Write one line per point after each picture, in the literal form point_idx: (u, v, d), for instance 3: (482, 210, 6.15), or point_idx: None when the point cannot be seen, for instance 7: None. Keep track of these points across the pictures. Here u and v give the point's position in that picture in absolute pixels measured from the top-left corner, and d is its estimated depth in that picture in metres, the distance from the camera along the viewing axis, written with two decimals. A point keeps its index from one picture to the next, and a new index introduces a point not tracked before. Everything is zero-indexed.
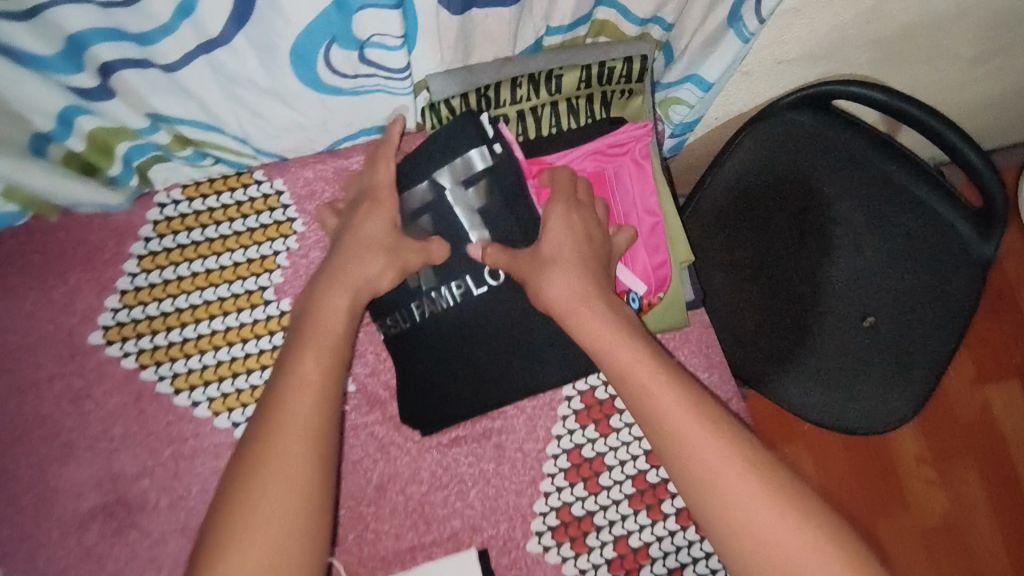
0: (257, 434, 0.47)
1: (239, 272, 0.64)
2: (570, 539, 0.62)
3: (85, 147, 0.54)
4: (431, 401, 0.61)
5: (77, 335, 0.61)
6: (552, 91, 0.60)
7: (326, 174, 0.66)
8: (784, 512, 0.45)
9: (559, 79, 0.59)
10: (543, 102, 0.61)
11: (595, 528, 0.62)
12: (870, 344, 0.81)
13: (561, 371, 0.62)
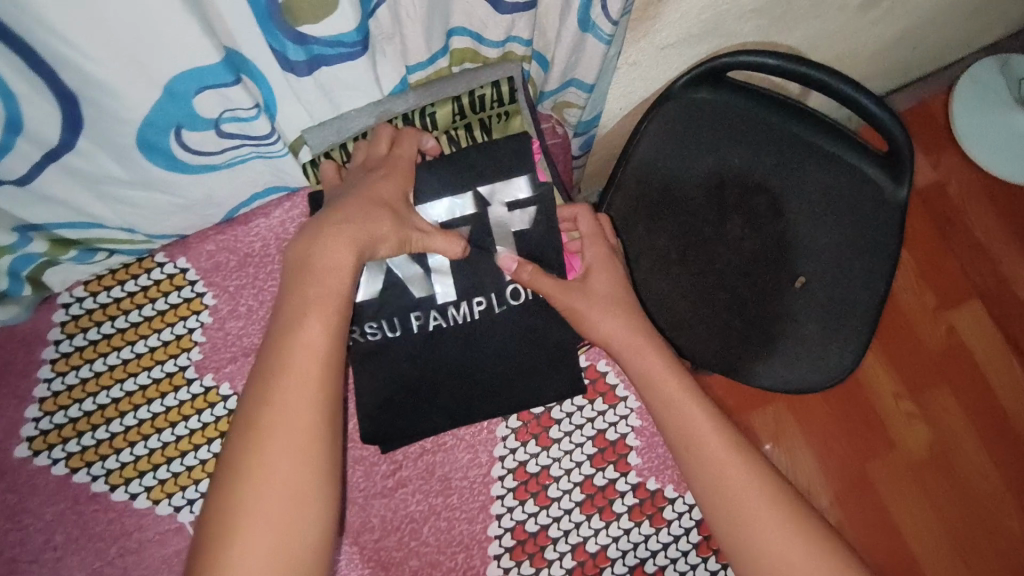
0: (263, 407, 0.46)
1: (157, 357, 0.64)
2: (528, 556, 0.65)
3: None
4: (402, 429, 0.64)
5: (3, 451, 0.61)
6: (428, 127, 0.61)
7: (228, 244, 0.66)
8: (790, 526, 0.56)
9: (432, 115, 0.61)
10: None
11: (551, 541, 0.65)
12: (805, 303, 0.83)
13: (552, 373, 0.64)
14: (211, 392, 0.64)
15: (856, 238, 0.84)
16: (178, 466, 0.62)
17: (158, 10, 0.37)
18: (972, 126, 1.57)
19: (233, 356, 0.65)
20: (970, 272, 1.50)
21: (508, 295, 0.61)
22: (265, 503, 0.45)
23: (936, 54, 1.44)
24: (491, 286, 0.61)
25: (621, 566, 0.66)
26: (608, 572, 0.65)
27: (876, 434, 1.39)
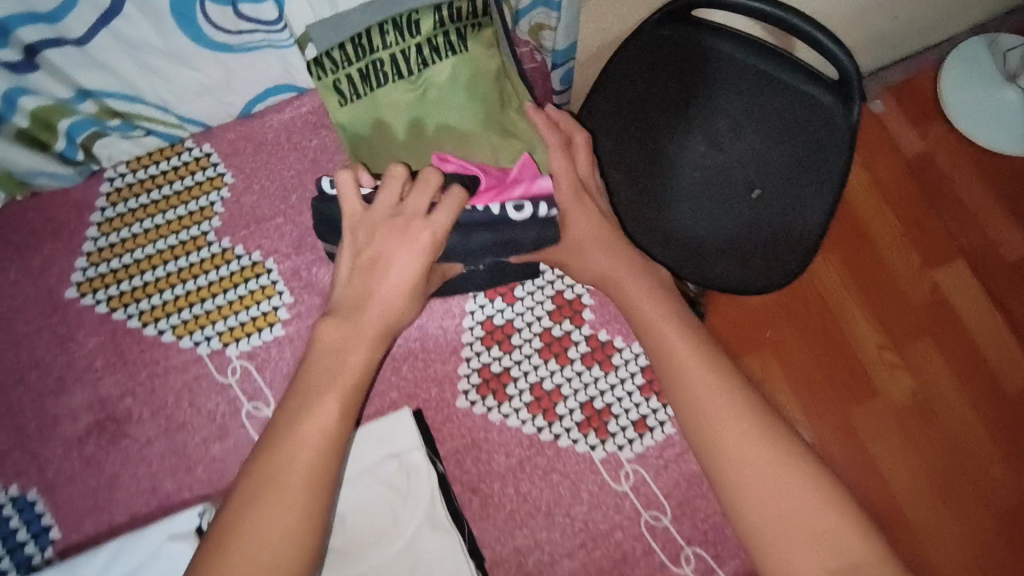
0: (277, 440, 0.49)
1: (184, 223, 0.75)
2: (491, 392, 0.72)
3: (30, 124, 0.67)
4: None
5: (57, 293, 0.73)
6: (414, 35, 0.65)
7: (244, 133, 0.78)
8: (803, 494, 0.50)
9: (416, 22, 0.65)
10: (408, 47, 0.66)
11: (513, 380, 0.73)
12: (758, 213, 0.92)
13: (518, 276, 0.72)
14: (227, 251, 0.75)
15: (811, 160, 0.89)
16: (197, 310, 0.74)
17: None
18: (960, 97, 1.60)
19: (247, 223, 0.76)
20: (954, 233, 1.55)
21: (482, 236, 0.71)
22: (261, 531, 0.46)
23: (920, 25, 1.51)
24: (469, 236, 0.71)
25: (573, 403, 0.73)
26: (561, 407, 0.72)
27: (862, 382, 1.45)
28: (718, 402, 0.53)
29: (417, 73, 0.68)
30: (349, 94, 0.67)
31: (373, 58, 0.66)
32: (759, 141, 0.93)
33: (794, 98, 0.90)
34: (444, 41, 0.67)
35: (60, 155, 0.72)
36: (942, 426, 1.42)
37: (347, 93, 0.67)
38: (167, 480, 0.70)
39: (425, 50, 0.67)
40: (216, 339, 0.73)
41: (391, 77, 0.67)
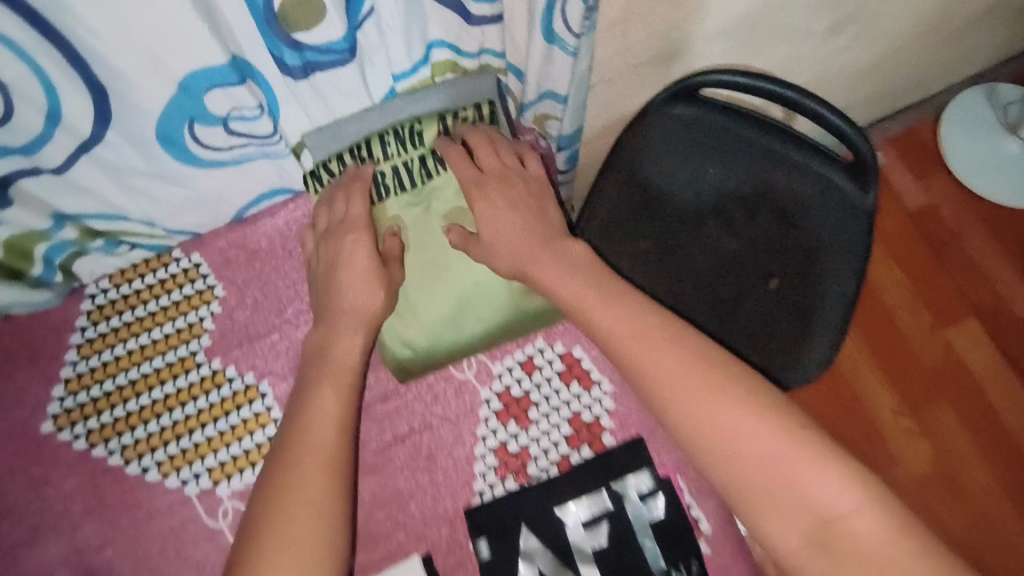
0: (274, 485, 0.49)
1: (171, 343, 0.70)
2: (512, 473, 0.67)
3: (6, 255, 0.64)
4: None
5: (31, 428, 0.67)
6: (416, 144, 0.66)
7: (237, 240, 0.74)
8: (786, 442, 0.49)
9: (419, 133, 0.66)
10: (411, 155, 0.67)
11: (533, 459, 0.67)
12: (777, 302, 0.91)
13: None
14: (218, 374, 0.70)
15: (833, 244, 0.87)
16: (186, 442, 0.67)
17: (179, 20, 0.46)
18: (960, 154, 1.61)
19: (239, 341, 0.71)
20: (966, 292, 1.52)
21: None
22: None
23: (917, 81, 1.52)
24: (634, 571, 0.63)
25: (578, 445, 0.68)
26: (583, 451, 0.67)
27: (878, 450, 1.39)
28: (692, 386, 0.51)
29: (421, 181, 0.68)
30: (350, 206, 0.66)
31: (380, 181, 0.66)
32: (773, 225, 0.90)
33: (808, 179, 0.87)
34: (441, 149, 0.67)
35: (38, 279, 0.68)
36: (973, 500, 1.35)
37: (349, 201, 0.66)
38: None
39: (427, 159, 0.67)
40: (206, 476, 0.67)
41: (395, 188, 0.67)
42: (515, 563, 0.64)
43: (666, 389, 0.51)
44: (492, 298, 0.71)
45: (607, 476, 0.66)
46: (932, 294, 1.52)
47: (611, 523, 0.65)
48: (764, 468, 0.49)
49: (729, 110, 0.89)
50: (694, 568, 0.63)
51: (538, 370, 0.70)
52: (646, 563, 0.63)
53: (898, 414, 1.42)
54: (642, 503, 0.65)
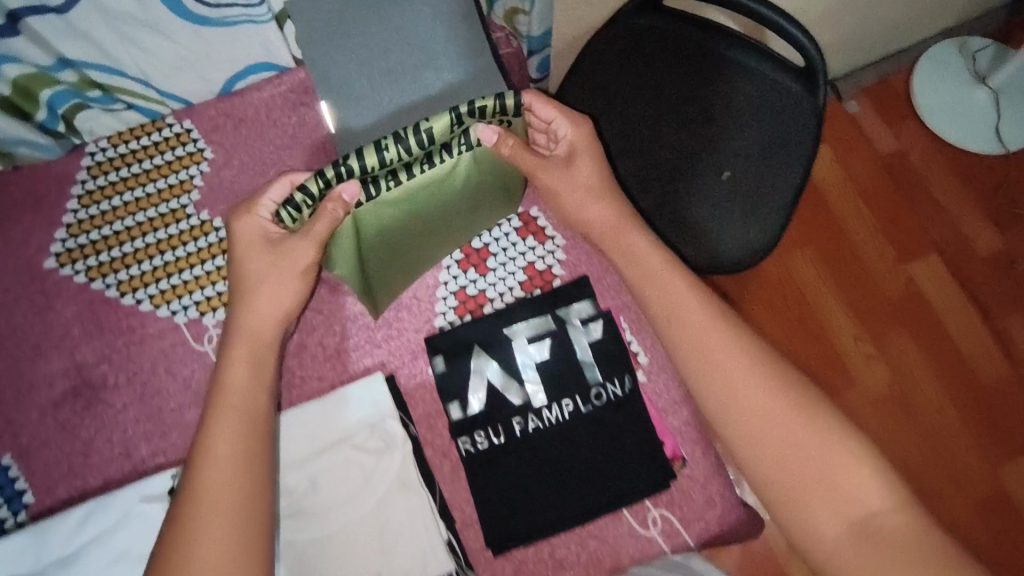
0: (184, 504, 0.56)
1: (164, 196, 0.77)
2: (468, 312, 0.75)
3: (11, 92, 0.69)
4: (476, 467, 0.68)
5: (35, 263, 0.75)
6: (422, 144, 0.55)
7: (226, 108, 0.80)
8: (802, 422, 0.60)
9: (428, 130, 0.54)
10: (416, 155, 0.56)
11: (489, 301, 0.75)
12: (728, 193, 0.95)
13: (613, 417, 0.69)
14: (206, 224, 0.77)
15: (782, 141, 0.95)
16: (175, 280, 0.75)
17: None
18: (927, 97, 1.67)
19: (226, 197, 0.77)
20: (929, 229, 1.59)
21: (590, 396, 0.70)
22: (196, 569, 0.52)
23: (894, 28, 1.56)
24: (576, 387, 0.70)
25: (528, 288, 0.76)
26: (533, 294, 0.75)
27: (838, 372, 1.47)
28: (728, 363, 0.63)
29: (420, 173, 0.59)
30: (311, 206, 0.57)
31: (370, 178, 0.56)
32: (729, 124, 0.97)
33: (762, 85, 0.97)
34: (458, 143, 0.58)
35: (41, 124, 0.74)
36: (922, 420, 1.45)
37: (314, 186, 0.55)
38: (140, 445, 0.71)
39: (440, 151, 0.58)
40: (193, 308, 0.74)
41: (383, 186, 0.58)
42: (467, 381, 0.70)
43: (691, 330, 0.65)
44: (469, 210, 0.70)
45: (553, 306, 0.72)
46: (899, 230, 1.57)
47: (555, 345, 0.71)
48: (783, 442, 0.59)
49: (695, 23, 0.98)
50: (629, 382, 0.70)
51: (497, 228, 0.77)
52: (587, 381, 0.70)
53: (859, 340, 1.49)
54: (583, 329, 0.72)
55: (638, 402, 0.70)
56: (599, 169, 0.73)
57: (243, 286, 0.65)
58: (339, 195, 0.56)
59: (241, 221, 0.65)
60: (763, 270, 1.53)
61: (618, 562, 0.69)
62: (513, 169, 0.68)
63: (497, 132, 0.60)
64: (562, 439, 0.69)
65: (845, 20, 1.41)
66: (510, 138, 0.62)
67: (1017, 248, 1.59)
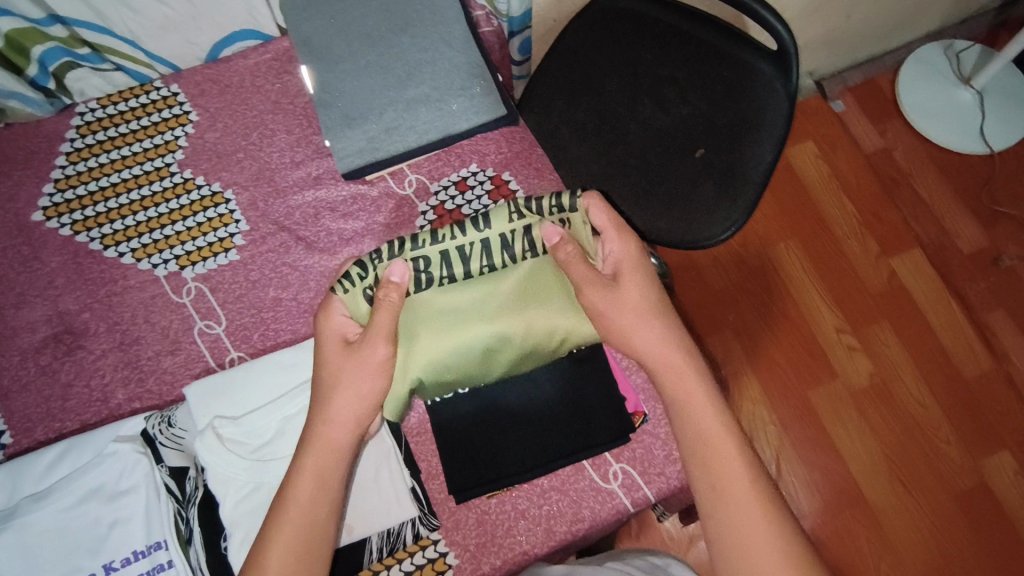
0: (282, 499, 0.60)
1: (149, 155, 0.80)
2: None
3: (4, 45, 0.73)
4: (440, 414, 0.70)
5: (24, 216, 0.78)
6: (479, 228, 0.64)
7: (212, 75, 0.83)
8: (762, 506, 0.57)
9: (486, 216, 0.64)
10: (471, 239, 0.64)
11: None
12: (700, 169, 0.98)
13: (576, 370, 0.71)
14: (189, 183, 0.80)
15: (753, 119, 0.97)
16: (157, 236, 0.77)
17: None
18: (914, 99, 1.68)
19: (209, 157, 0.81)
20: (912, 226, 1.61)
21: None
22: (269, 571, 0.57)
23: (876, 29, 1.59)
24: None
25: None
26: None
27: (820, 363, 1.48)
28: (714, 432, 0.60)
29: (477, 270, 0.65)
30: (368, 281, 0.63)
31: (416, 254, 0.63)
32: (703, 104, 1.00)
33: (737, 67, 0.99)
34: (519, 241, 0.65)
35: (32, 80, 0.78)
36: (905, 413, 1.45)
37: (369, 261, 0.63)
38: (117, 391, 0.73)
39: (496, 245, 0.64)
40: (174, 262, 0.77)
41: (438, 276, 0.64)
42: None
43: (687, 403, 0.62)
44: (542, 333, 0.67)
45: None
46: (882, 224, 1.59)
47: None
48: (745, 515, 0.57)
49: (668, 4, 1.01)
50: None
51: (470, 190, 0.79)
52: None
53: (841, 332, 1.50)
54: None
55: (600, 355, 0.72)
56: (649, 291, 0.66)
57: (317, 399, 0.63)
58: (389, 278, 0.61)
59: (325, 325, 0.64)
60: (745, 261, 1.55)
61: (580, 516, 0.70)
62: (574, 296, 0.67)
63: (558, 232, 0.63)
64: (525, 388, 0.71)
65: (825, 18, 1.44)
66: (567, 242, 0.63)
67: (1001, 245, 1.61)
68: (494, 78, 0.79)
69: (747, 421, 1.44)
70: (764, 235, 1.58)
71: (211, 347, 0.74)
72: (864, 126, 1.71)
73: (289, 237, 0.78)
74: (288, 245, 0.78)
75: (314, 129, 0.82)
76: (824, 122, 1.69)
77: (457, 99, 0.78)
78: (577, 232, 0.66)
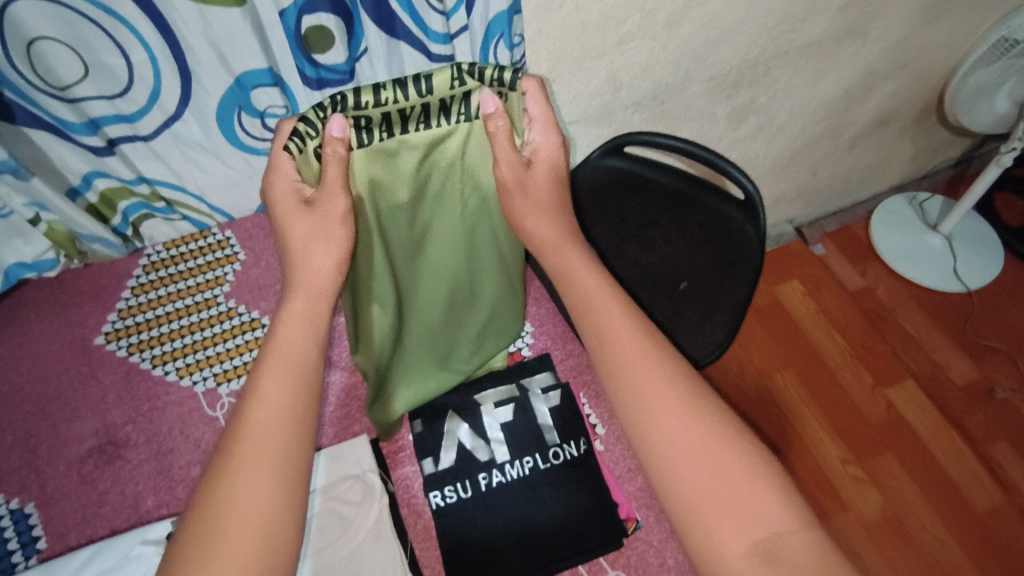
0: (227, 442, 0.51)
1: (201, 288, 0.93)
2: None
3: (97, 199, 0.89)
4: (443, 518, 0.75)
5: (87, 340, 0.89)
6: (421, 92, 0.54)
7: (261, 223, 0.99)
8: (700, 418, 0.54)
9: (428, 79, 0.54)
10: (414, 105, 0.55)
11: None
12: (686, 299, 1.14)
13: (570, 477, 0.77)
14: (232, 310, 0.92)
15: (728, 258, 1.09)
16: (199, 356, 0.88)
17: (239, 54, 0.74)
18: (890, 244, 1.83)
19: (251, 290, 0.93)
20: (903, 358, 1.69)
21: (548, 455, 0.78)
22: (252, 520, 0.48)
23: (843, 184, 1.77)
24: (535, 446, 0.79)
25: None
26: None
27: (829, 495, 1.47)
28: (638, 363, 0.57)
29: (415, 131, 0.58)
30: (310, 145, 0.55)
31: (361, 114, 0.55)
32: (684, 245, 1.14)
33: (714, 214, 1.11)
34: (459, 106, 0.58)
35: (114, 227, 0.94)
36: (923, 548, 1.42)
37: (313, 116, 0.54)
38: (148, 497, 0.79)
39: (437, 110, 0.57)
40: (211, 379, 0.86)
41: (377, 133, 0.57)
42: (440, 439, 0.80)
43: (614, 350, 0.59)
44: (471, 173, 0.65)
45: (518, 376, 0.84)
46: (875, 357, 1.66)
47: (517, 409, 0.81)
48: (686, 433, 0.54)
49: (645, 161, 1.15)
50: (583, 445, 0.79)
51: None
52: (545, 441, 0.79)
53: (846, 463, 1.51)
54: (543, 396, 0.83)
55: (592, 463, 0.79)
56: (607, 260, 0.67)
57: (289, 257, 0.60)
58: (330, 136, 0.55)
59: (275, 183, 0.58)
60: (744, 390, 1.61)
61: None
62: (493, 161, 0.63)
63: (498, 107, 0.58)
64: (523, 493, 0.76)
65: (795, 174, 1.63)
66: (502, 117, 0.59)
67: (992, 378, 1.68)
68: None
69: None
70: (760, 367, 1.64)
71: None
72: (843, 267, 1.85)
73: None
74: None
75: None
76: (805, 264, 1.80)
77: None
78: (513, 109, 0.60)
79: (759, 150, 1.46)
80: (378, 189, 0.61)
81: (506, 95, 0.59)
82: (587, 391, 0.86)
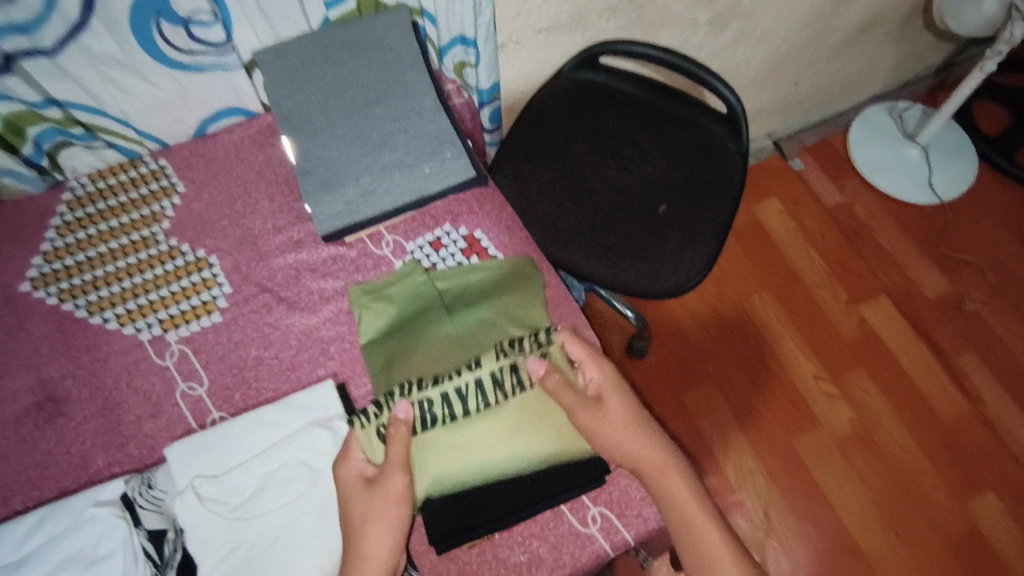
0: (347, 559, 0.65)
1: (137, 225, 0.83)
2: None
3: (2, 126, 0.78)
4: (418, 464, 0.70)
5: (11, 286, 0.80)
6: (479, 404, 0.71)
7: (199, 150, 0.89)
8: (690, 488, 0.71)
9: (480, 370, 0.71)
10: (467, 379, 0.71)
11: None
12: (665, 225, 1.04)
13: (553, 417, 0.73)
14: (174, 250, 0.83)
15: (710, 178, 1.04)
16: (141, 301, 0.80)
17: None
18: (867, 158, 1.79)
19: (194, 226, 0.84)
20: (877, 275, 1.68)
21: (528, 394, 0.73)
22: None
23: (824, 95, 1.71)
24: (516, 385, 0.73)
25: None
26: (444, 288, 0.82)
27: (802, 413, 1.50)
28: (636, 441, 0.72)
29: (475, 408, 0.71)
30: (381, 420, 0.69)
31: (423, 397, 0.70)
32: (662, 167, 1.07)
33: (692, 130, 1.07)
34: (511, 377, 0.72)
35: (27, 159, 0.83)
36: (890, 458, 1.46)
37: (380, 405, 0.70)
38: (97, 457, 0.72)
39: (490, 384, 0.71)
40: (157, 325, 0.79)
41: (439, 412, 0.70)
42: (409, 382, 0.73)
43: (628, 440, 0.72)
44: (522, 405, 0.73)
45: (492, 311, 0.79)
46: (850, 276, 1.65)
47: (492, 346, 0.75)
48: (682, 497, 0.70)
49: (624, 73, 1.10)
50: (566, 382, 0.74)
51: (444, 248, 0.85)
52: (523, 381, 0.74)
53: (819, 379, 1.54)
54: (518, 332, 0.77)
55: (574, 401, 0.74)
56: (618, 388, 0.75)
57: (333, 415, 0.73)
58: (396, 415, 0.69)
59: (342, 471, 0.68)
60: (723, 314, 1.61)
61: (560, 562, 0.70)
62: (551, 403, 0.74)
63: (544, 367, 0.72)
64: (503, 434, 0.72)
65: (777, 87, 1.56)
66: (553, 372, 0.72)
67: (962, 291, 1.67)
68: (463, 143, 0.87)
69: (734, 474, 1.45)
70: (736, 290, 1.63)
71: (193, 409, 0.75)
72: (820, 183, 1.81)
73: (271, 297, 0.81)
74: (270, 305, 0.80)
75: (295, 196, 0.87)
76: (784, 180, 1.78)
77: (429, 163, 0.85)
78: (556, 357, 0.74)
79: (738, 61, 1.37)
80: (460, 469, 0.71)
81: (546, 350, 0.74)
82: (565, 323, 0.81)
